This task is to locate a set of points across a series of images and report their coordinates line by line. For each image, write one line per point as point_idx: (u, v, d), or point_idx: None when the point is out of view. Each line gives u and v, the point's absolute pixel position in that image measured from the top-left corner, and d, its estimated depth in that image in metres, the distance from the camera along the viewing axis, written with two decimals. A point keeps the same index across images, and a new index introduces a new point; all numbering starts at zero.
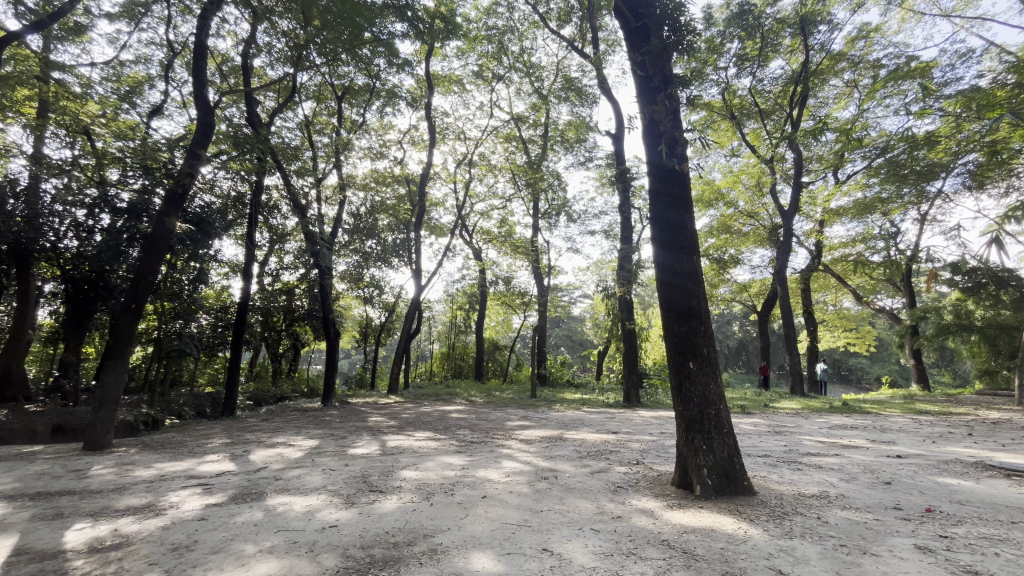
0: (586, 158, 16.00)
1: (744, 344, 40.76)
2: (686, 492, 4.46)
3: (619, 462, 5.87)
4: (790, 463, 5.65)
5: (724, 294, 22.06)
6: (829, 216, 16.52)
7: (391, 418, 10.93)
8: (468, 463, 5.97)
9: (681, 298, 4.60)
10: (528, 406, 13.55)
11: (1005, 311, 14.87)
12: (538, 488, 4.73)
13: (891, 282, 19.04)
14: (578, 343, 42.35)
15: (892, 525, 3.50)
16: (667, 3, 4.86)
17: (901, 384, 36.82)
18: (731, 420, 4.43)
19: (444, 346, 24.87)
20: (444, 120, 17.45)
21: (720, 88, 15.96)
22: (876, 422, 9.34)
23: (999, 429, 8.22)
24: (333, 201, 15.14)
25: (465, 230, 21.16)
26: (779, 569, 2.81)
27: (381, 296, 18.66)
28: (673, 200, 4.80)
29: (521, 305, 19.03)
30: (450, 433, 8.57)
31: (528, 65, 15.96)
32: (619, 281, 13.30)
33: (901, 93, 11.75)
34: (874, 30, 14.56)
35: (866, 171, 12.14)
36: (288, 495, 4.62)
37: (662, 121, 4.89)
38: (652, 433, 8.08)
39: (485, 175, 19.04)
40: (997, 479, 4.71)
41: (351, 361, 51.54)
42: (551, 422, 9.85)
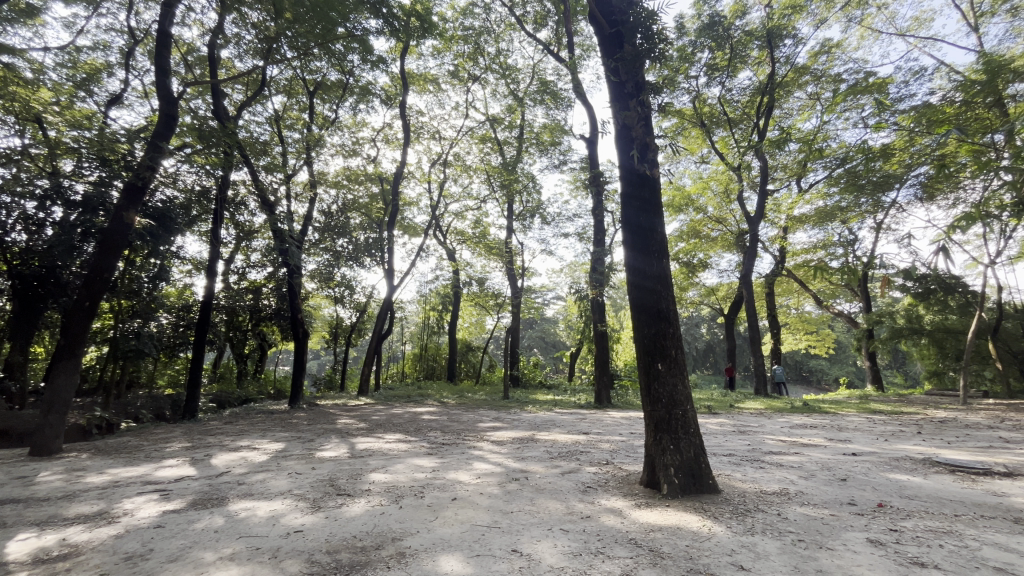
0: (560, 161, 16.11)
1: (711, 346, 41.78)
2: (653, 492, 4.54)
3: (589, 462, 5.95)
4: (753, 461, 5.83)
5: (693, 297, 22.60)
6: (792, 223, 17.14)
7: (360, 420, 10.75)
8: (439, 465, 5.93)
9: (651, 299, 4.68)
10: (500, 407, 13.56)
11: (953, 315, 15.70)
12: (509, 489, 4.74)
13: (849, 287, 19.90)
14: (551, 344, 42.64)
15: (846, 520, 3.65)
16: (641, 11, 4.93)
17: (856, 384, 38.63)
18: (698, 420, 4.53)
19: (416, 347, 24.62)
20: (419, 119, 17.29)
21: (691, 96, 16.37)
22: (833, 421, 9.77)
23: (944, 427, 8.70)
24: (304, 198, 14.79)
25: (439, 230, 21.01)
26: (741, 565, 2.89)
27: (351, 296, 18.33)
28: (644, 204, 4.90)
29: (495, 306, 19.04)
30: (422, 435, 8.51)
31: (504, 67, 15.96)
32: (591, 283, 13.43)
33: (859, 107, 12.30)
34: (835, 46, 15.21)
35: (827, 180, 12.67)
36: (252, 500, 4.48)
37: (634, 126, 4.99)
38: (622, 433, 8.22)
39: (460, 176, 18.95)
40: (942, 475, 4.98)
41: (321, 362, 50.55)
42: (523, 423, 9.88)
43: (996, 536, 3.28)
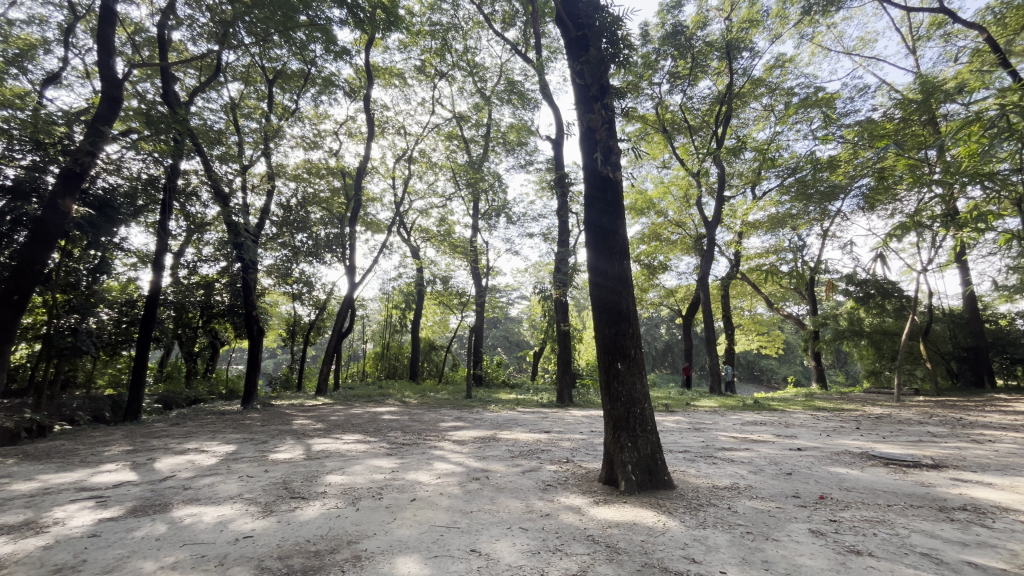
0: (527, 162, 16.15)
1: (669, 346, 42.96)
2: (611, 488, 4.63)
3: (549, 460, 6.00)
4: (707, 457, 6.04)
5: (653, 298, 23.17)
6: (747, 229, 17.88)
7: (317, 420, 10.44)
8: (398, 465, 5.84)
9: (613, 299, 4.77)
10: (462, 406, 13.49)
11: (889, 318, 16.73)
12: (469, 488, 4.72)
13: (798, 291, 20.92)
14: (515, 343, 42.70)
15: (790, 512, 3.84)
16: (606, 16, 5.02)
17: (803, 382, 40.74)
18: (655, 418, 4.65)
19: (378, 345, 24.12)
20: (384, 113, 16.94)
21: (653, 103, 16.81)
22: (781, 418, 10.24)
23: (880, 423, 9.27)
24: (261, 190, 14.20)
25: (403, 227, 20.64)
26: (693, 558, 2.99)
27: (310, 292, 17.78)
28: (607, 206, 4.98)
29: (459, 305, 18.90)
30: (382, 435, 8.36)
31: (472, 65, 15.86)
32: (555, 283, 13.55)
33: (808, 120, 12.97)
34: (789, 61, 15.97)
35: (779, 188, 13.29)
36: (198, 506, 4.27)
37: (598, 129, 5.07)
38: (582, 432, 8.33)
39: (425, 173, 18.69)
40: (877, 468, 5.32)
41: (277, 361, 48.76)
42: (485, 422, 9.86)
43: (923, 524, 3.53)
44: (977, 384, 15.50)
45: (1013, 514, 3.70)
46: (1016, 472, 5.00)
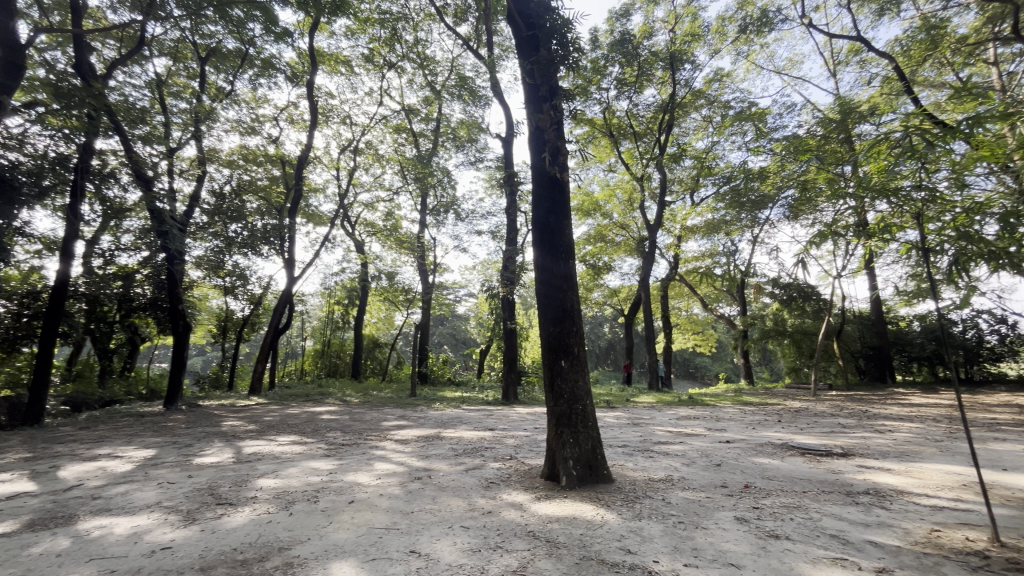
0: (476, 159, 16.02)
1: (612, 344, 44.19)
2: (552, 484, 4.71)
3: (493, 458, 6.01)
4: (644, 451, 6.29)
5: (597, 297, 23.76)
6: (685, 233, 18.78)
7: (249, 421, 9.86)
8: (337, 467, 5.64)
9: (558, 299, 4.84)
10: (405, 405, 13.20)
11: (809, 319, 18.04)
12: (411, 488, 4.63)
13: (730, 292, 22.21)
14: (461, 341, 42.26)
15: (718, 502, 4.06)
16: (556, 18, 5.09)
17: (733, 379, 43.27)
18: (596, 414, 4.77)
19: (318, 343, 23.14)
20: (329, 101, 16.23)
21: (601, 107, 17.25)
22: (712, 413, 10.82)
23: (799, 416, 10.03)
24: (190, 176, 13.21)
25: (347, 221, 19.91)
26: (628, 549, 3.09)
27: (244, 286, 16.76)
28: (554, 205, 5.05)
29: (404, 301, 18.45)
30: (320, 436, 8.04)
31: (422, 57, 15.51)
32: (502, 281, 13.62)
33: (742, 132, 13.83)
34: (726, 76, 16.90)
35: (716, 195, 14.05)
36: (109, 516, 3.90)
37: (547, 130, 5.13)
38: (526, 429, 8.41)
39: (372, 165, 18.13)
40: (795, 457, 5.76)
41: (206, 359, 45.66)
42: (430, 421, 9.72)
43: (833, 508, 3.85)
44: (880, 380, 17.25)
45: (907, 496, 4.12)
46: (910, 458, 5.57)
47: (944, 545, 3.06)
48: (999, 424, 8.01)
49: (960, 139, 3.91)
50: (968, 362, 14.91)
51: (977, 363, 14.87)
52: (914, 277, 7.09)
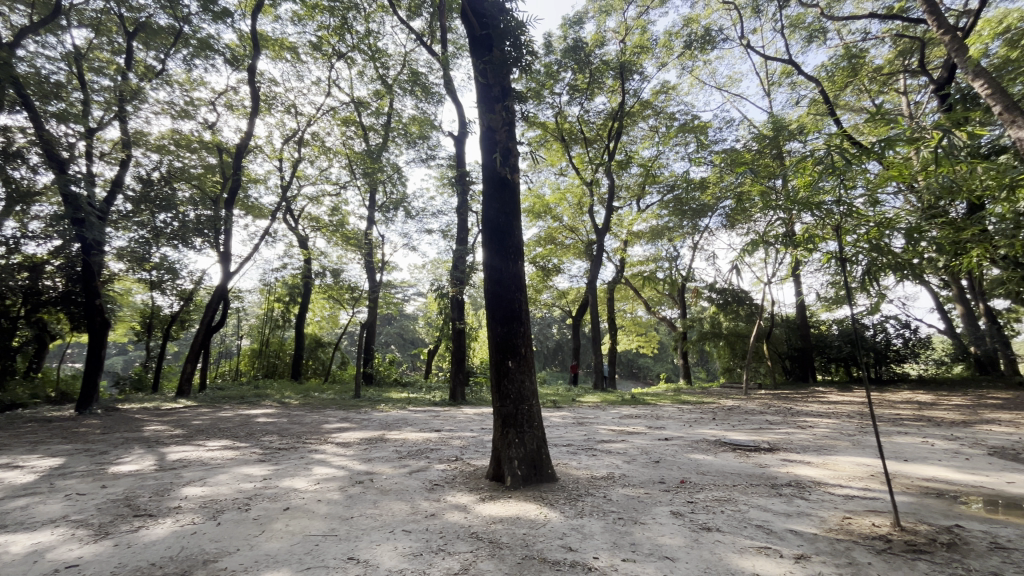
0: (428, 156, 15.79)
1: (560, 345, 44.92)
2: (497, 484, 4.72)
3: (438, 459, 5.94)
4: (588, 450, 6.44)
5: (546, 298, 24.05)
6: (631, 237, 19.43)
7: (175, 426, 9.19)
8: (272, 472, 5.37)
9: (506, 299, 4.86)
10: (348, 407, 12.74)
11: (742, 322, 19.16)
12: (351, 493, 4.48)
13: (671, 296, 23.19)
14: (409, 341, 41.38)
15: (655, 497, 4.22)
16: (511, 20, 5.09)
17: (673, 379, 45.20)
18: (541, 414, 4.82)
19: (255, 342, 21.92)
20: (272, 88, 15.42)
21: (554, 112, 17.53)
22: (653, 411, 11.25)
23: (731, 414, 10.62)
24: (113, 159, 12.17)
25: (290, 214, 19.02)
26: (569, 547, 3.15)
27: (173, 281, 15.60)
28: (503, 205, 5.06)
29: (350, 300, 17.80)
30: (255, 440, 7.62)
31: (374, 50, 15.06)
32: (452, 280, 13.47)
33: (685, 143, 14.49)
34: (671, 89, 17.64)
35: (661, 202, 14.64)
36: (4, 534, 3.50)
37: (499, 130, 5.14)
38: (473, 430, 8.37)
39: (318, 157, 17.43)
40: (727, 453, 6.09)
41: (126, 359, 42.00)
42: (373, 423, 9.46)
43: (759, 500, 4.11)
44: (803, 379, 18.61)
45: (824, 487, 4.46)
46: (828, 452, 6.03)
47: (854, 531, 3.34)
48: (903, 419, 8.85)
49: (874, 160, 4.26)
50: (878, 362, 16.35)
51: (886, 363, 16.33)
52: (833, 285, 7.72)
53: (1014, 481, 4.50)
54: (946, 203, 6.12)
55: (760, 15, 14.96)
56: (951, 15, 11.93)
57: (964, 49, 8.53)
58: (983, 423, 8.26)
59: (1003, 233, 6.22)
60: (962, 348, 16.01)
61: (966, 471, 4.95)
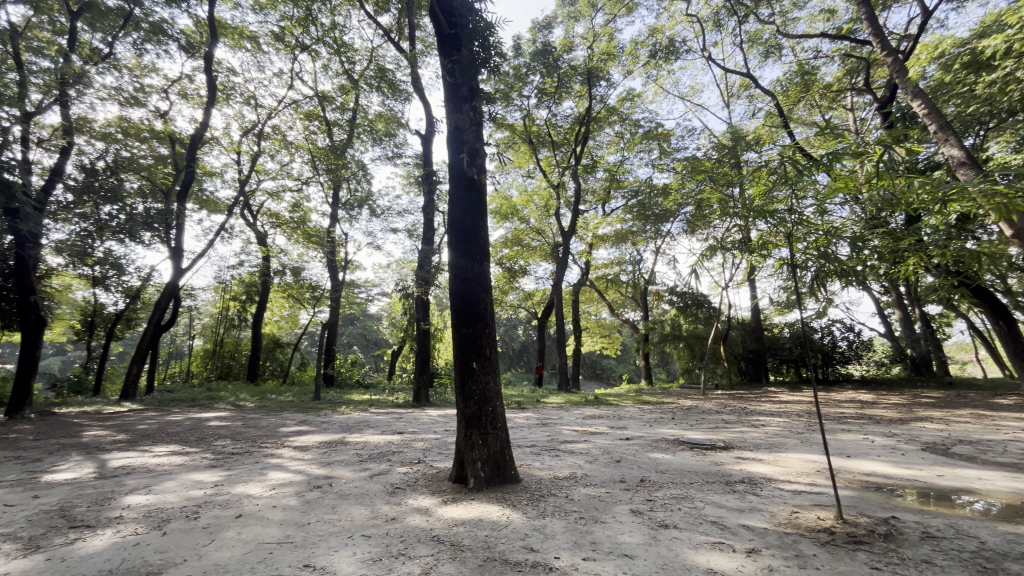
0: (394, 154, 15.58)
1: (525, 346, 45.14)
2: (459, 486, 4.68)
3: (400, 462, 5.85)
4: (551, 450, 6.49)
5: (512, 300, 24.11)
6: (597, 241, 19.76)
7: (118, 431, 8.66)
8: (224, 478, 5.14)
9: (471, 300, 4.84)
10: (307, 409, 12.36)
11: (700, 325, 19.80)
12: (308, 498, 4.34)
13: (635, 299, 23.72)
14: (372, 342, 40.49)
15: (616, 496, 4.30)
16: (479, 20, 5.08)
17: (635, 380, 46.21)
18: (505, 414, 4.82)
19: (208, 342, 20.96)
20: (230, 77, 14.80)
21: (522, 114, 17.62)
22: (615, 412, 11.47)
23: (689, 413, 10.96)
24: (52, 147, 11.39)
25: (248, 210, 18.32)
26: (531, 547, 3.16)
27: (119, 277, 14.72)
28: (470, 206, 5.05)
29: (310, 299, 17.28)
30: (206, 444, 7.29)
31: (339, 44, 14.70)
32: (418, 280, 13.30)
33: (649, 150, 14.86)
34: (637, 96, 18.06)
35: (625, 207, 14.97)
36: None
37: (466, 130, 5.12)
38: (436, 431, 8.29)
39: (279, 151, 16.85)
40: (685, 452, 6.27)
41: (64, 361, 39.25)
42: (334, 426, 9.22)
43: (714, 497, 4.25)
44: (757, 379, 19.40)
45: (774, 483, 4.67)
46: (778, 449, 6.31)
47: (802, 525, 3.51)
48: (846, 417, 9.36)
49: (822, 171, 4.49)
50: (825, 363, 17.25)
51: (832, 364, 17.23)
52: (785, 291, 8.08)
53: (943, 474, 4.84)
54: (886, 214, 6.54)
55: (720, 29, 15.56)
56: (893, 38, 12.75)
57: (904, 70, 9.09)
58: (918, 420, 8.84)
59: (935, 243, 6.68)
60: (898, 350, 17.10)
61: (902, 465, 5.28)
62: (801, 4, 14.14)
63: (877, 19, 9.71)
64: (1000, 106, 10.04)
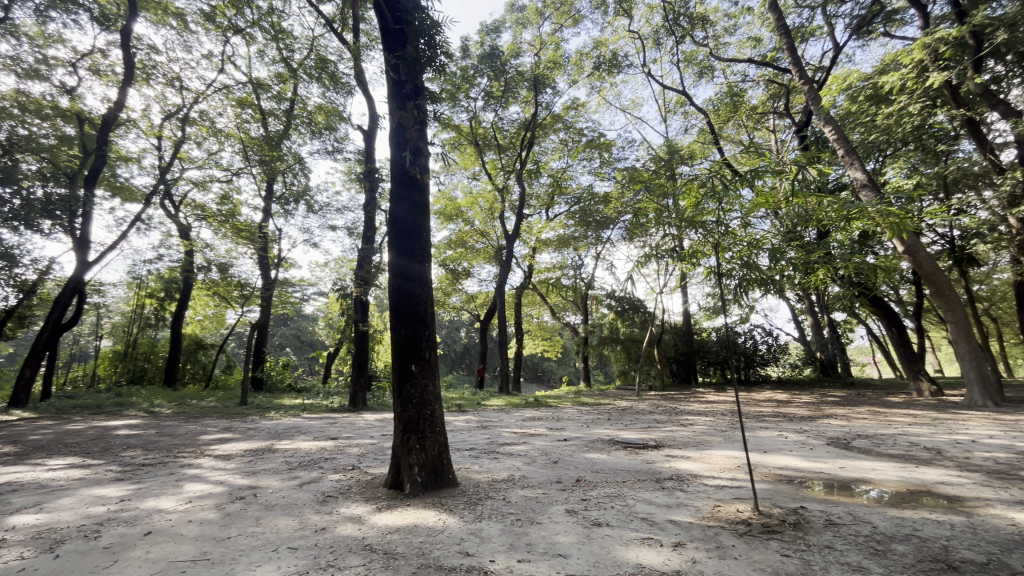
0: (334, 149, 15.00)
1: (467, 349, 44.88)
2: (395, 492, 4.56)
3: (332, 469, 5.61)
4: (490, 453, 6.50)
5: (455, 302, 23.89)
6: (540, 245, 20.06)
7: (3, 443, 7.64)
8: (132, 492, 4.69)
9: (410, 302, 4.75)
10: (232, 415, 11.57)
11: (637, 328, 20.63)
12: (229, 511, 4.06)
13: (575, 302, 24.31)
14: (306, 344, 38.52)
15: (552, 497, 4.37)
16: (426, 18, 5.01)
17: (574, 382, 47.39)
18: (443, 418, 4.76)
19: (118, 343, 19.10)
20: (152, 56, 13.62)
21: (468, 116, 17.57)
22: (554, 413, 11.67)
23: (624, 413, 11.38)
24: None
25: (169, 200, 16.93)
26: (467, 552, 3.13)
27: (9, 270, 13.05)
28: (411, 205, 4.96)
29: (239, 298, 16.24)
30: (112, 455, 6.62)
31: (278, 30, 13.96)
32: (357, 280, 12.86)
33: (591, 158, 15.31)
34: (581, 106, 18.56)
35: (568, 213, 15.33)
36: None
37: (409, 128, 5.03)
38: (373, 436, 8.05)
39: (206, 139, 15.72)
40: (619, 451, 6.49)
41: None
42: (261, 432, 8.70)
43: (645, 494, 4.43)
44: (686, 380, 20.49)
45: (699, 479, 4.95)
46: (704, 447, 6.70)
47: (722, 517, 3.74)
48: (763, 416, 10.11)
49: (747, 187, 4.81)
50: (747, 365, 18.57)
51: (753, 366, 18.54)
52: (713, 297, 8.58)
53: (844, 466, 5.35)
54: (801, 229, 7.14)
55: (660, 48, 16.39)
56: (809, 69, 13.97)
57: (818, 99, 9.95)
58: (825, 417, 9.70)
59: (841, 256, 7.39)
60: (810, 354, 18.74)
61: (810, 459, 5.77)
62: (732, 31, 15.18)
63: (796, 50, 10.56)
64: (896, 136, 11.27)
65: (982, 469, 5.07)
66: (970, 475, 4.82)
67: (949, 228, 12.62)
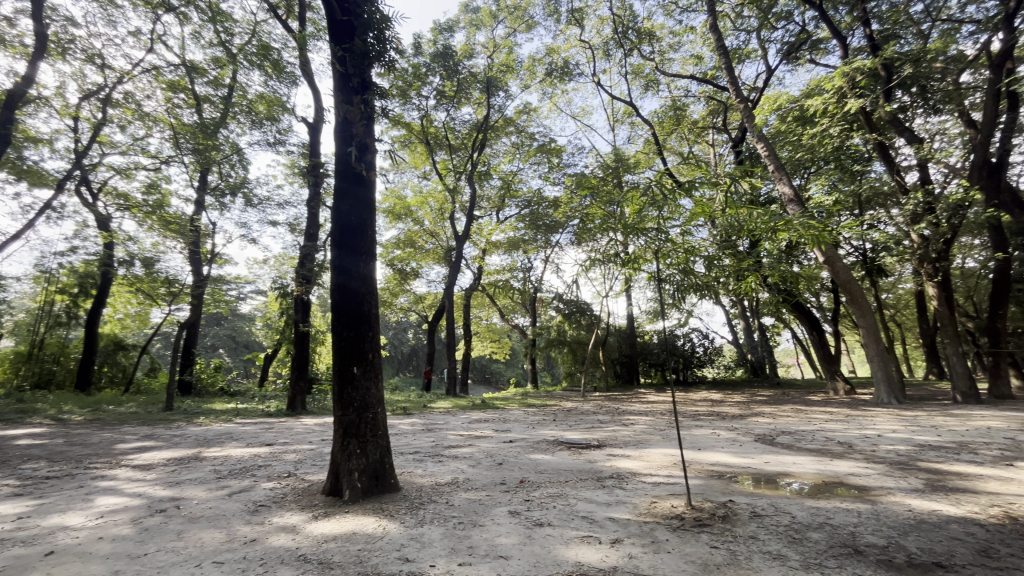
0: (276, 140, 14.30)
1: (415, 351, 44.08)
2: (333, 499, 4.40)
3: (266, 477, 5.34)
4: (434, 456, 6.42)
5: (403, 303, 23.41)
6: (490, 247, 20.07)
7: None
8: (32, 508, 4.24)
9: (354, 302, 4.61)
10: (155, 421, 10.72)
11: (583, 331, 21.09)
12: (147, 525, 3.76)
13: (524, 305, 24.51)
14: (242, 344, 36.39)
15: (495, 498, 4.38)
16: (375, 12, 4.90)
17: (521, 384, 47.60)
18: (386, 422, 4.65)
19: (21, 343, 17.22)
20: (69, 28, 12.40)
21: (419, 114, 17.31)
22: (501, 415, 11.70)
23: (569, 414, 11.60)
24: None
25: (86, 187, 15.48)
26: (407, 558, 3.08)
27: None
28: (356, 202, 4.82)
29: (165, 296, 15.10)
30: (10, 468, 5.95)
31: (215, 11, 13.11)
32: (297, 278, 12.29)
33: (542, 162, 15.48)
34: (532, 111, 18.77)
35: (518, 216, 15.45)
36: None
37: (355, 123, 4.89)
38: (311, 441, 7.72)
39: (131, 122, 14.52)
40: (563, 451, 6.59)
41: None
42: (188, 439, 8.12)
43: (586, 493, 4.53)
44: (628, 381, 21.13)
45: (638, 476, 5.12)
46: (643, 446, 6.94)
47: (659, 513, 3.90)
48: (699, 415, 10.63)
49: (686, 195, 5.03)
50: (685, 366, 19.45)
51: (691, 367, 19.48)
52: (655, 302, 8.91)
53: (769, 461, 5.72)
54: (735, 238, 7.56)
55: (609, 58, 16.89)
56: (744, 89, 14.87)
57: (752, 117, 10.60)
58: (754, 416, 10.32)
59: (770, 265, 7.89)
60: (742, 356, 19.92)
61: (739, 455, 6.13)
62: (677, 47, 15.90)
63: (733, 70, 11.20)
64: (819, 155, 12.23)
65: (885, 461, 5.60)
66: (876, 467, 5.30)
67: (861, 241, 13.85)
